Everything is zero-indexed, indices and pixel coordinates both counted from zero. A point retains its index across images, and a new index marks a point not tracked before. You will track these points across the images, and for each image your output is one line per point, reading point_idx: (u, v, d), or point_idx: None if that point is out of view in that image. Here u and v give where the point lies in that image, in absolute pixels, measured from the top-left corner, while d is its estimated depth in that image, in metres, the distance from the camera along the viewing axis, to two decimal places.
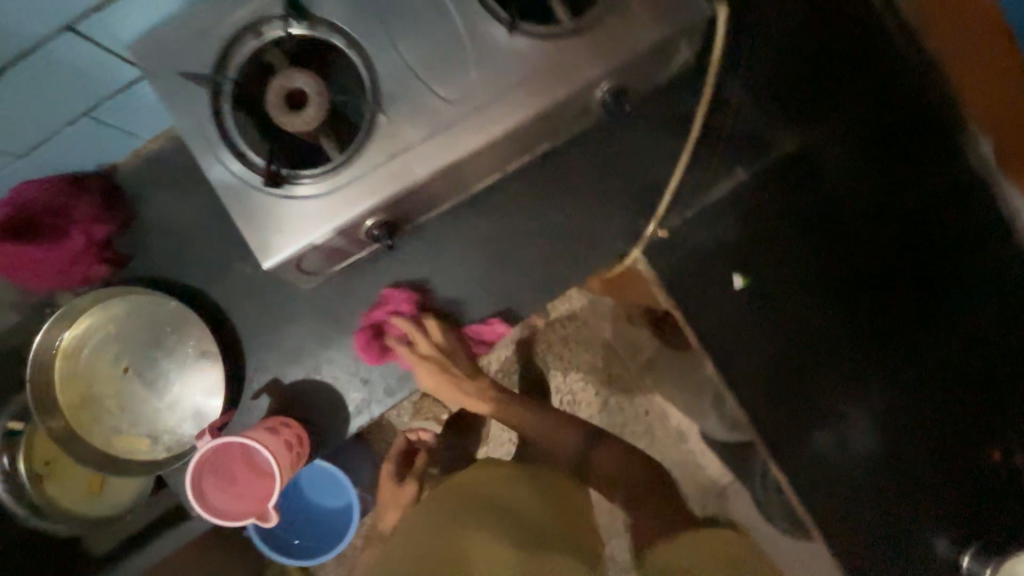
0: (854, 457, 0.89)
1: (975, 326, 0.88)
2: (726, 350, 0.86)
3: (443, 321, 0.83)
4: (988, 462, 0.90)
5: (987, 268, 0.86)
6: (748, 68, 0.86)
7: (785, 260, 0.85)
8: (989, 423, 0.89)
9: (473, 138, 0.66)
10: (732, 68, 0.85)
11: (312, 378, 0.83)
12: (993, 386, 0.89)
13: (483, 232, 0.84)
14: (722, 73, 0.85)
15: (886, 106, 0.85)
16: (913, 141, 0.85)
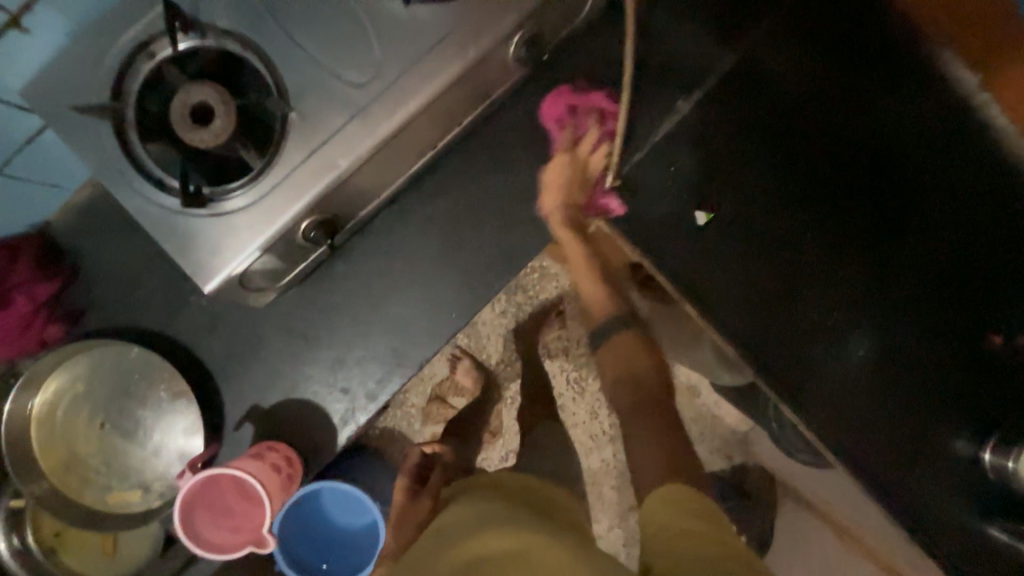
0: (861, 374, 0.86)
1: (950, 215, 0.86)
2: (706, 290, 0.82)
3: (410, 316, 0.81)
4: (992, 348, 0.87)
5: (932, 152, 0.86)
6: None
7: (749, 186, 0.82)
8: (985, 309, 0.86)
9: (392, 118, 0.61)
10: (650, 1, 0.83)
11: (290, 398, 0.81)
12: (983, 273, 0.86)
13: (434, 221, 0.82)
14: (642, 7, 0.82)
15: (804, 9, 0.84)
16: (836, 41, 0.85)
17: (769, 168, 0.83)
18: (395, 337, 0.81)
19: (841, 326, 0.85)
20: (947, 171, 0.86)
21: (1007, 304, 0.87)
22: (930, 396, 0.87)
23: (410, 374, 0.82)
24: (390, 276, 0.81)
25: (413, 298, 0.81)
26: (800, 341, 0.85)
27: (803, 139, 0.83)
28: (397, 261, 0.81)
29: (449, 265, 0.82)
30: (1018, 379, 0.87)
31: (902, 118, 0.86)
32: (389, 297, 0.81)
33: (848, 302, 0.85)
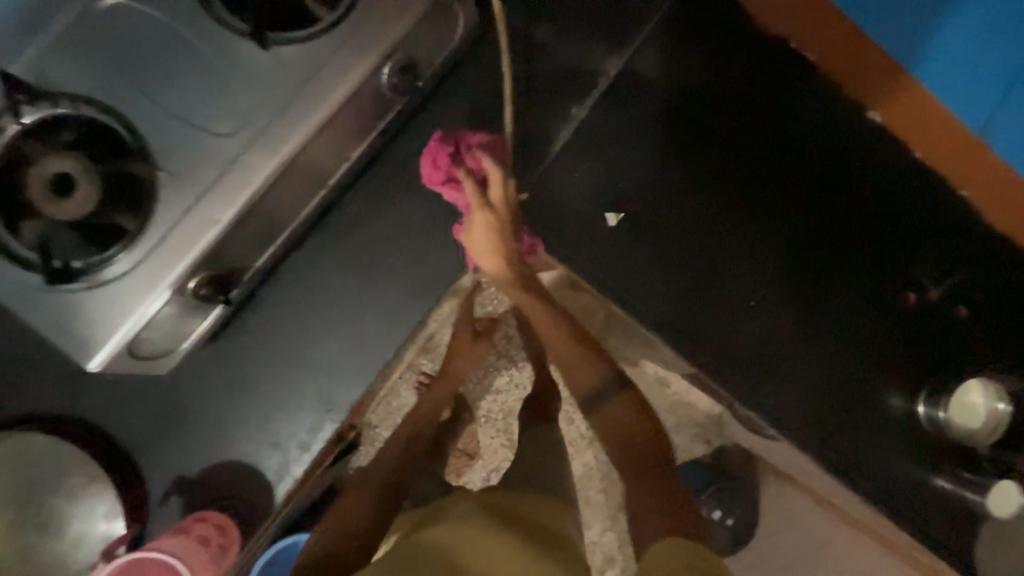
0: (790, 349, 0.88)
1: (851, 185, 0.88)
2: (627, 287, 0.83)
3: (336, 355, 0.80)
4: (908, 305, 0.90)
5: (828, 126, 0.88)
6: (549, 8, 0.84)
7: (655, 183, 0.83)
8: (894, 269, 0.90)
9: (264, 163, 0.59)
10: (533, 13, 0.84)
11: (218, 461, 0.77)
12: (888, 235, 0.89)
13: (347, 256, 0.81)
14: (525, 22, 0.83)
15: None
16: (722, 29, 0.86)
17: (671, 162, 0.84)
18: (321, 381, 0.80)
19: (765, 305, 0.87)
20: (842, 144, 0.89)
21: (915, 262, 0.90)
22: (859, 361, 0.89)
23: (342, 417, 0.80)
24: (311, 320, 0.80)
25: (335, 337, 0.80)
26: (728, 326, 0.86)
27: (700, 130, 0.85)
28: (316, 304, 0.80)
29: (368, 299, 0.81)
30: (938, 333, 0.90)
31: (794, 98, 0.88)
32: (312, 340, 0.80)
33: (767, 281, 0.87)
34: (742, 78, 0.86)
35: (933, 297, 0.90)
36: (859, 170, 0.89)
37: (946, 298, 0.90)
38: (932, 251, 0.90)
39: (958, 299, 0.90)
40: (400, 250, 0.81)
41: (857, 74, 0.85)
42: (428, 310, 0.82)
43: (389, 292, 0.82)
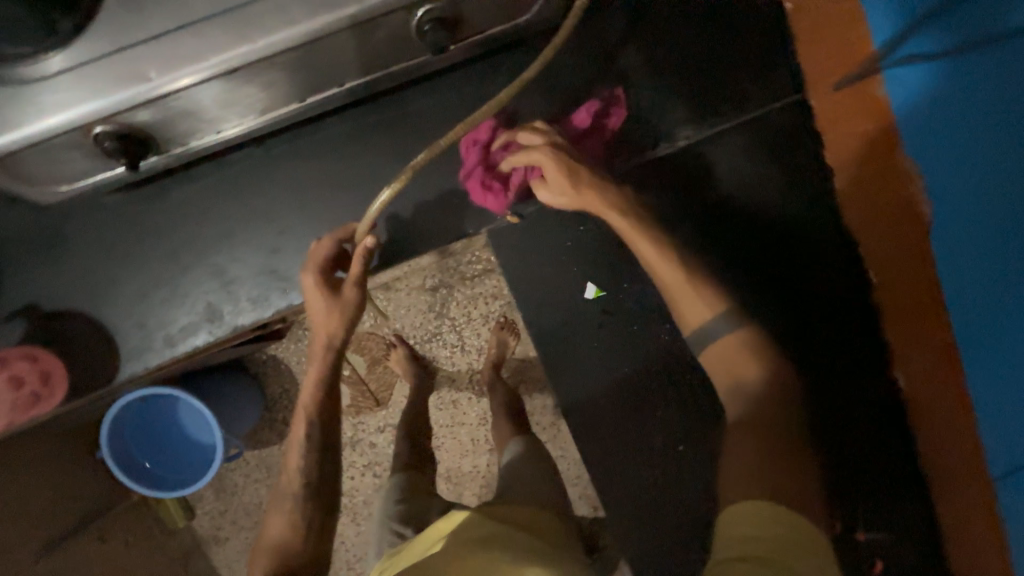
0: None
1: (836, 388, 0.81)
2: None
3: (245, 270, 0.73)
4: (831, 531, 0.82)
5: (850, 316, 0.81)
6: (650, 40, 0.74)
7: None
8: (839, 490, 0.81)
9: (224, 41, 0.48)
10: (628, 36, 0.73)
11: (77, 312, 0.71)
12: (847, 456, 0.81)
13: (310, 182, 0.73)
14: (617, 41, 0.73)
15: (774, 115, 0.77)
16: (797, 160, 0.79)
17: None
18: (215, 288, 0.73)
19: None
20: (850, 344, 0.80)
21: (860, 497, 0.81)
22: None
23: (220, 333, 0.73)
24: (242, 224, 0.72)
25: (254, 254, 0.73)
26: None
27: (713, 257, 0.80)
28: (255, 210, 0.72)
29: (306, 236, 0.73)
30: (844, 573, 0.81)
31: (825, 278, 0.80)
32: (232, 244, 0.72)
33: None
34: (782, 225, 0.80)
35: (861, 540, 0.81)
36: (858, 376, 0.81)
37: (871, 546, 0.80)
38: (886, 499, 0.80)
39: (882, 556, 0.80)
40: (367, 200, 0.73)
41: (914, 319, 0.76)
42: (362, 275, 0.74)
43: None
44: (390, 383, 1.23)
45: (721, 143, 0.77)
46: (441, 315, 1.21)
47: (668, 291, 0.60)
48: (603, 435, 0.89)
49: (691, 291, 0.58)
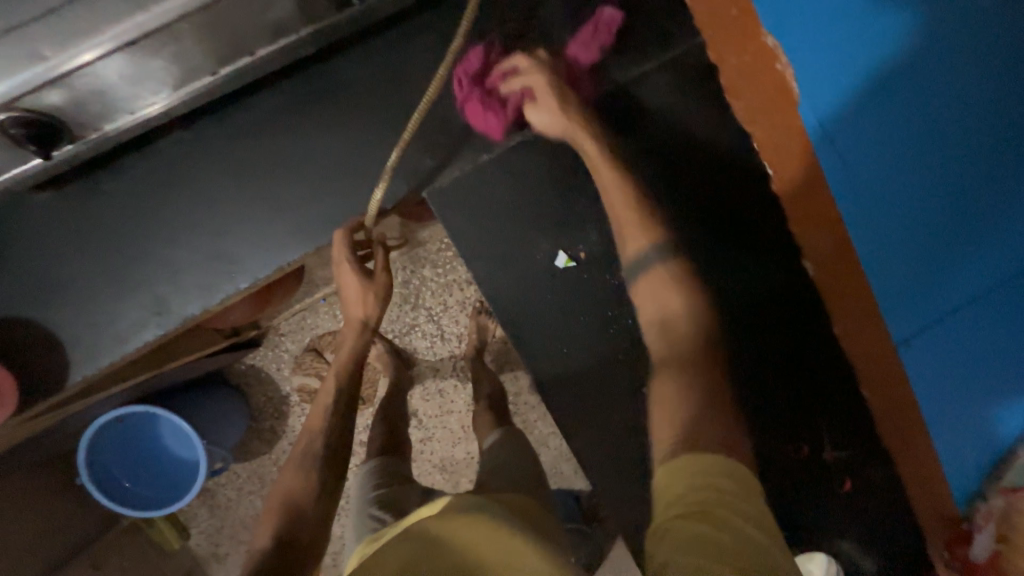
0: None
1: (796, 316, 0.82)
2: (518, 314, 0.80)
3: (188, 260, 0.72)
4: (798, 458, 0.83)
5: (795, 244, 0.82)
6: None
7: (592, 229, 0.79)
8: (803, 417, 0.83)
9: (119, 15, 0.47)
10: None
11: (16, 317, 0.70)
12: (810, 380, 0.82)
13: (247, 165, 0.72)
14: None
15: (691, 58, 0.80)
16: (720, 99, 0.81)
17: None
18: (160, 281, 0.72)
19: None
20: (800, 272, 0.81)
21: (824, 420, 0.83)
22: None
23: (169, 326, 0.73)
24: (184, 215, 0.72)
25: (193, 242, 0.72)
26: (606, 394, 0.82)
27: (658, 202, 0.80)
28: (195, 199, 0.72)
29: (251, 221, 0.73)
30: (816, 497, 0.83)
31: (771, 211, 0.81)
32: (176, 235, 0.72)
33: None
34: (724, 162, 0.81)
35: (828, 459, 0.83)
36: (812, 307, 0.81)
37: (841, 465, 0.83)
38: (850, 418, 0.82)
39: (850, 471, 0.83)
40: (302, 177, 0.73)
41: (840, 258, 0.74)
42: (308, 254, 0.74)
43: (275, 221, 0.73)
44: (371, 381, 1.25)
45: (645, 87, 0.80)
46: (415, 305, 1.22)
47: (662, 279, 0.64)
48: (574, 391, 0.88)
49: (695, 297, 0.64)
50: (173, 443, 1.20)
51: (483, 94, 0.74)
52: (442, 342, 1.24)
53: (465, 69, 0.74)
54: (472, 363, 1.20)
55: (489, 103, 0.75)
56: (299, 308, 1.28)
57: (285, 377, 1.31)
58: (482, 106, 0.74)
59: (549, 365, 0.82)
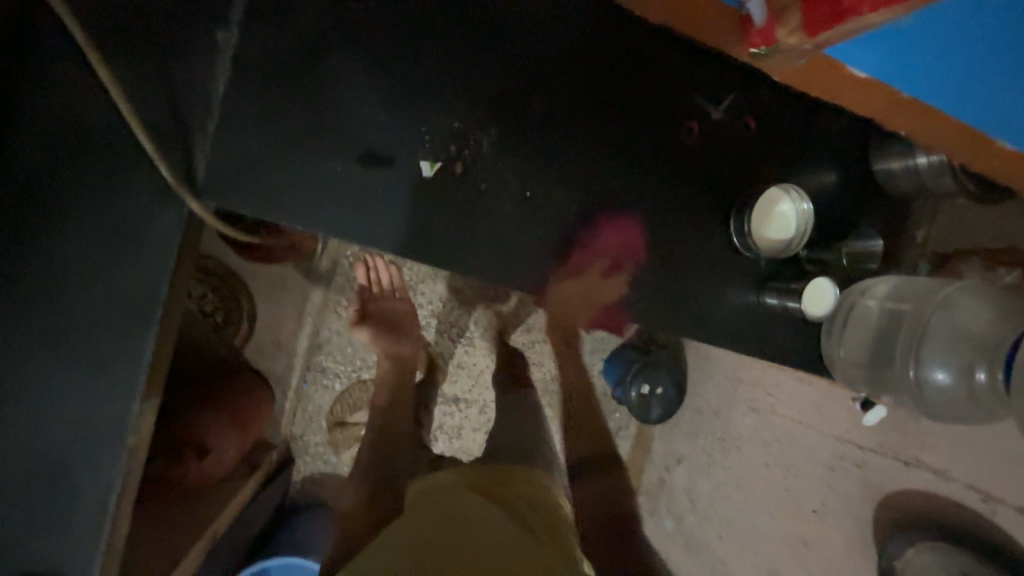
0: (587, 225, 0.82)
1: (607, 24, 0.80)
2: (389, 232, 0.74)
3: (74, 425, 0.67)
4: (694, 137, 0.85)
5: None
6: None
7: (365, 104, 0.71)
8: (671, 102, 0.84)
9: None
10: None
11: None
12: (660, 66, 0.82)
13: (27, 313, 0.65)
14: None
15: None
16: None
17: (380, 77, 0.72)
18: (69, 464, 0.67)
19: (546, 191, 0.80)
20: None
21: (694, 90, 0.84)
22: (657, 212, 0.85)
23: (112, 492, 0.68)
24: (29, 401, 0.66)
25: (64, 409, 0.67)
26: (511, 232, 0.79)
27: (389, 32, 0.72)
28: (24, 379, 0.66)
29: (87, 352, 0.66)
30: (736, 151, 0.87)
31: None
32: (42, 424, 0.66)
33: (539, 171, 0.80)
34: None
35: (717, 117, 0.85)
36: (585, 17, 0.79)
37: (732, 112, 0.85)
38: (702, 74, 0.84)
39: (744, 110, 0.86)
40: (90, 276, 0.66)
41: None
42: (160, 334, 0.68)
43: (103, 337, 0.66)
44: None
45: None
46: None
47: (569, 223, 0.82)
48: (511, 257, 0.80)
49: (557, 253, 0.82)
50: None
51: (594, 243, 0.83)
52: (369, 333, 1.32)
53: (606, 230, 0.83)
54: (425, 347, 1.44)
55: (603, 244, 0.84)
56: (298, 406, 1.61)
57: (340, 456, 1.65)
58: (600, 242, 0.83)
59: (461, 251, 0.78)
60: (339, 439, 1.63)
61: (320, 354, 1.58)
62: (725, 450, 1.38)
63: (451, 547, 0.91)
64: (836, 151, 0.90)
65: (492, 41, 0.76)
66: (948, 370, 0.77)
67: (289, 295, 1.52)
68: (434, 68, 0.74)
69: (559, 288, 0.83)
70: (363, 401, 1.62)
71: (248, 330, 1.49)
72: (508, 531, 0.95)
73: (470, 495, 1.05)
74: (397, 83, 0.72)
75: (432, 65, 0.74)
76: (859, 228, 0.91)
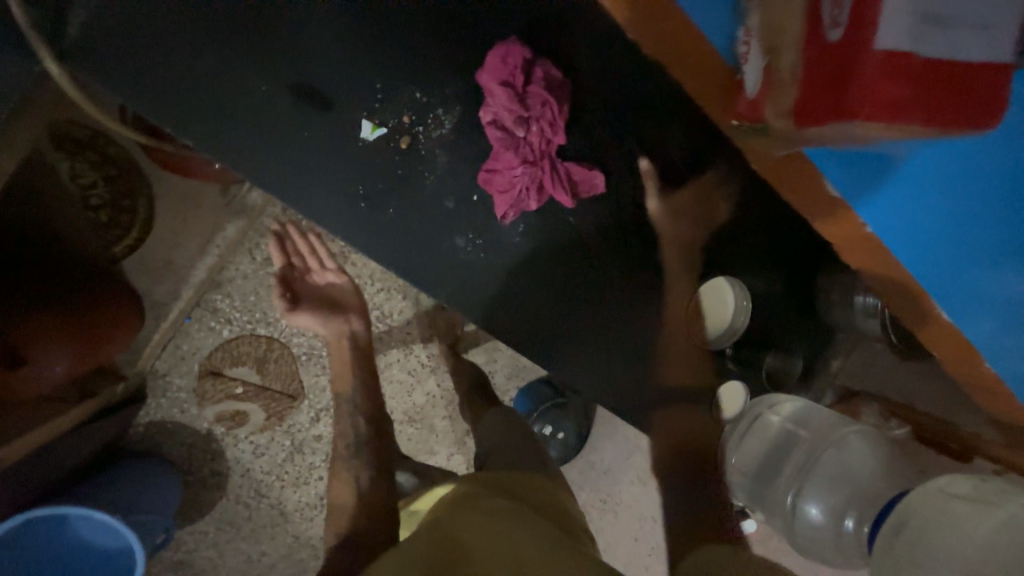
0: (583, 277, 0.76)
1: (620, 51, 0.73)
2: (298, 184, 0.65)
3: None
4: (663, 200, 0.80)
5: None
6: None
7: (313, 33, 0.61)
8: (652, 156, 0.79)
9: None
10: None
11: None
12: (658, 115, 0.77)
13: None
14: None
15: None
16: None
17: (348, 10, 0.62)
18: None
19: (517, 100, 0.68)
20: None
21: (678, 152, 0.80)
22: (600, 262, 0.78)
23: None
24: None
25: None
26: (441, 231, 0.72)
27: None
28: None
29: None
30: (699, 227, 0.83)
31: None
32: None
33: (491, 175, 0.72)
34: None
35: (690, 187, 0.82)
36: (596, 37, 0.72)
37: (705, 189, 0.82)
38: (693, 140, 0.80)
39: (719, 190, 0.83)
40: None
41: None
42: None
43: None
44: (292, 374, 1.47)
45: None
46: None
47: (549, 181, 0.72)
48: (435, 260, 0.72)
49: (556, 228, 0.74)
50: (89, 535, 1.25)
51: (505, 82, 0.67)
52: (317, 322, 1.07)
53: (505, 65, 0.67)
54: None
55: (506, 74, 0.67)
56: (170, 341, 1.40)
57: (202, 409, 1.46)
58: (499, 76, 0.67)
59: (379, 234, 0.69)
60: (207, 392, 1.44)
61: (216, 292, 1.38)
62: (603, 511, 1.43)
63: (446, 546, 0.67)
64: (790, 262, 0.89)
65: (486, 19, 0.67)
66: (821, 507, 0.76)
67: (200, 218, 1.32)
68: (409, 26, 0.64)
69: (477, 308, 0.76)
70: (249, 359, 1.44)
71: (137, 243, 1.28)
72: (545, 553, 0.65)
73: (496, 499, 0.77)
74: (367, 25, 0.63)
75: (415, 19, 0.64)
76: (789, 343, 0.90)
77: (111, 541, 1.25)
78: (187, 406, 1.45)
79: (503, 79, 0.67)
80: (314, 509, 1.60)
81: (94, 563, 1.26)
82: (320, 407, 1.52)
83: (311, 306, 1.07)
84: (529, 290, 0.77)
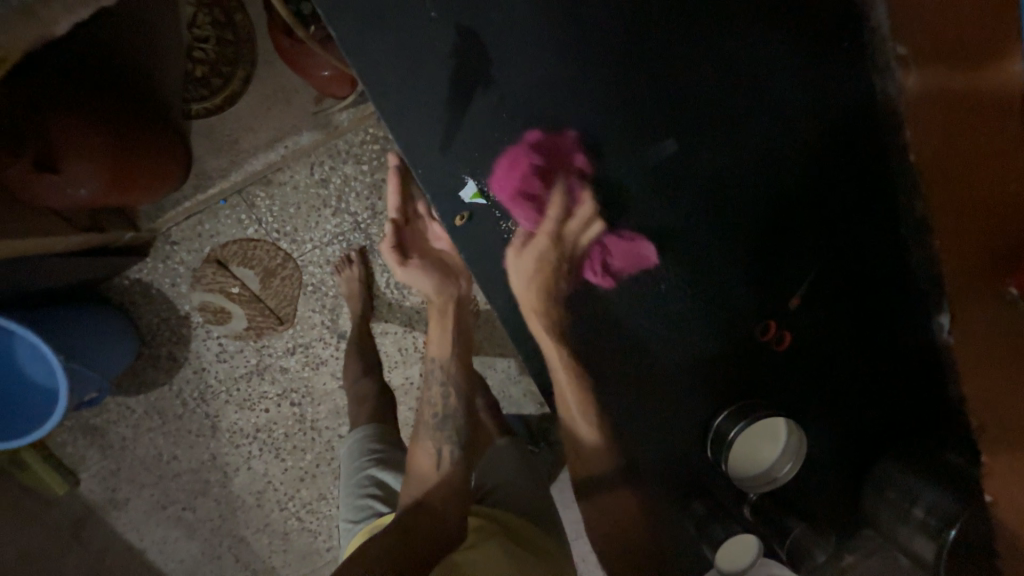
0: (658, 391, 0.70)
1: (773, 151, 0.71)
2: (414, 127, 0.61)
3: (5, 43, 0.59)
4: (756, 310, 0.74)
5: (741, 46, 0.67)
6: None
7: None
8: (765, 261, 0.73)
9: None
10: None
11: None
12: (780, 223, 0.73)
13: None
14: None
15: None
16: None
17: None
18: None
19: (583, 277, 0.70)
20: (749, 77, 0.68)
21: (791, 269, 0.74)
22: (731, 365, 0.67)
23: None
24: None
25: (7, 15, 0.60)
26: (512, 230, 0.67)
27: None
28: None
29: None
30: (777, 355, 0.76)
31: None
32: None
33: (595, 203, 0.68)
34: None
35: (792, 309, 0.75)
36: (756, 128, 0.70)
37: (801, 316, 0.75)
38: (810, 264, 0.74)
39: (813, 326, 0.76)
40: None
41: None
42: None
43: None
44: (290, 298, 1.39)
45: None
46: (338, 208, 1.34)
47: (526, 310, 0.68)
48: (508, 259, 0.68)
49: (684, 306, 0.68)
50: (28, 363, 1.17)
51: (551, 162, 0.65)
52: (428, 285, 0.97)
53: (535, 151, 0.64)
54: (359, 276, 1.35)
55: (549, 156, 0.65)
56: (195, 215, 1.34)
57: (191, 291, 1.39)
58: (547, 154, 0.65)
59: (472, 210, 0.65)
60: (205, 278, 1.37)
61: (261, 190, 1.32)
62: None
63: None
64: (855, 433, 0.79)
65: (657, 62, 0.65)
66: None
67: (283, 114, 1.26)
68: (589, 34, 0.63)
69: (530, 326, 0.70)
70: (260, 265, 1.37)
71: (215, 108, 1.24)
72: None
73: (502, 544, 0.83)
74: (553, 20, 0.62)
75: (600, 36, 0.63)
76: (817, 515, 0.80)
77: (47, 380, 1.18)
78: (178, 281, 1.38)
79: (513, 190, 0.65)
80: (245, 438, 1.50)
81: (21, 392, 1.18)
82: (301, 342, 1.43)
83: (422, 266, 0.98)
84: (589, 335, 0.71)
